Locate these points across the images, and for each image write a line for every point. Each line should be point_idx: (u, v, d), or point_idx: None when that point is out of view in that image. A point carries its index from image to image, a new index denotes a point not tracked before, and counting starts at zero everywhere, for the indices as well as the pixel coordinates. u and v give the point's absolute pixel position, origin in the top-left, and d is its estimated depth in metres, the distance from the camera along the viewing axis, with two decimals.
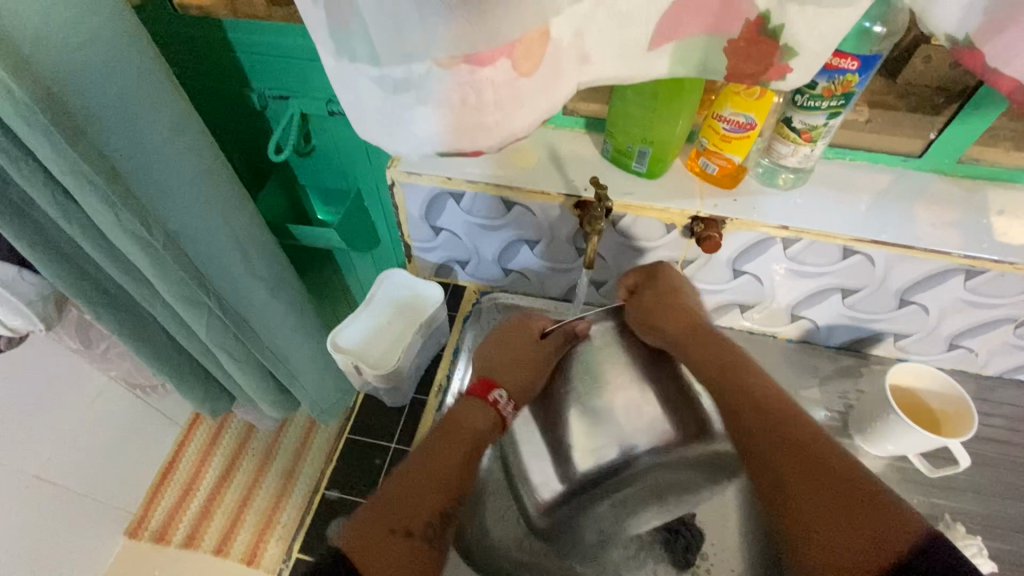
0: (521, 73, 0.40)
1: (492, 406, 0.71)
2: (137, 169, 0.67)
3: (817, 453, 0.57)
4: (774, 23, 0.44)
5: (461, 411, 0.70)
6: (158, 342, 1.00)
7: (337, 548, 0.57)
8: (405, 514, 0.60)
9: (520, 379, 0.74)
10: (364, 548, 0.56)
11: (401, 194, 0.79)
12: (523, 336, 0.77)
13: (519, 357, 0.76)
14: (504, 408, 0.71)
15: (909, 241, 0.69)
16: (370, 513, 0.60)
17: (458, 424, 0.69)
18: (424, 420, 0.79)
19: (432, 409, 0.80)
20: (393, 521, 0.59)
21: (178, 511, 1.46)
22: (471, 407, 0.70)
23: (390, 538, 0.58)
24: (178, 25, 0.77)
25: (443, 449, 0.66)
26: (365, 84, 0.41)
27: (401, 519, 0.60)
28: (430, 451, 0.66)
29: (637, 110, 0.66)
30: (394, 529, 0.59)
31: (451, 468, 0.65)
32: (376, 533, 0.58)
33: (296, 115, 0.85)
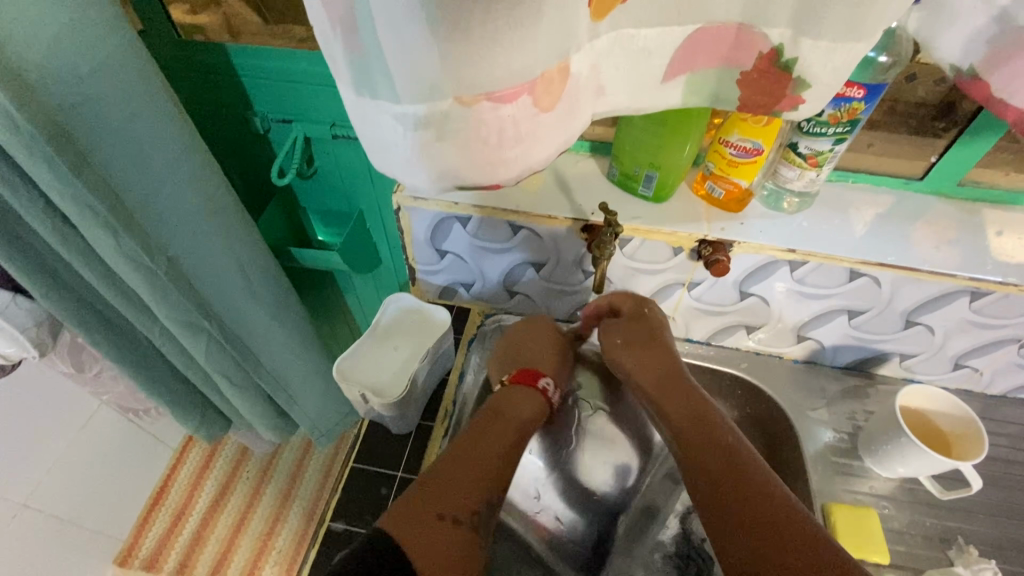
0: (541, 109, 0.40)
1: (538, 391, 0.75)
2: (141, 196, 0.66)
3: (751, 479, 0.62)
4: (787, 56, 0.44)
5: (506, 400, 0.74)
6: (155, 366, 0.98)
7: (383, 529, 0.58)
8: (454, 501, 0.62)
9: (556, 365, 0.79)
10: (414, 536, 0.58)
11: (406, 218, 0.79)
12: (547, 329, 0.81)
13: (552, 349, 0.80)
14: (549, 393, 0.76)
15: (914, 264, 0.69)
16: (417, 496, 0.61)
17: (503, 412, 0.72)
18: (434, 435, 0.79)
19: (439, 434, 0.79)
20: (444, 507, 0.61)
21: (169, 538, 1.42)
22: (514, 394, 0.74)
23: (440, 524, 0.59)
24: (182, 50, 0.77)
25: (490, 435, 0.68)
26: (384, 118, 0.40)
27: (450, 506, 0.61)
28: (476, 436, 0.68)
29: (644, 135, 0.66)
30: (442, 515, 0.60)
31: (496, 456, 0.67)
32: (426, 519, 0.59)
33: (300, 139, 0.84)
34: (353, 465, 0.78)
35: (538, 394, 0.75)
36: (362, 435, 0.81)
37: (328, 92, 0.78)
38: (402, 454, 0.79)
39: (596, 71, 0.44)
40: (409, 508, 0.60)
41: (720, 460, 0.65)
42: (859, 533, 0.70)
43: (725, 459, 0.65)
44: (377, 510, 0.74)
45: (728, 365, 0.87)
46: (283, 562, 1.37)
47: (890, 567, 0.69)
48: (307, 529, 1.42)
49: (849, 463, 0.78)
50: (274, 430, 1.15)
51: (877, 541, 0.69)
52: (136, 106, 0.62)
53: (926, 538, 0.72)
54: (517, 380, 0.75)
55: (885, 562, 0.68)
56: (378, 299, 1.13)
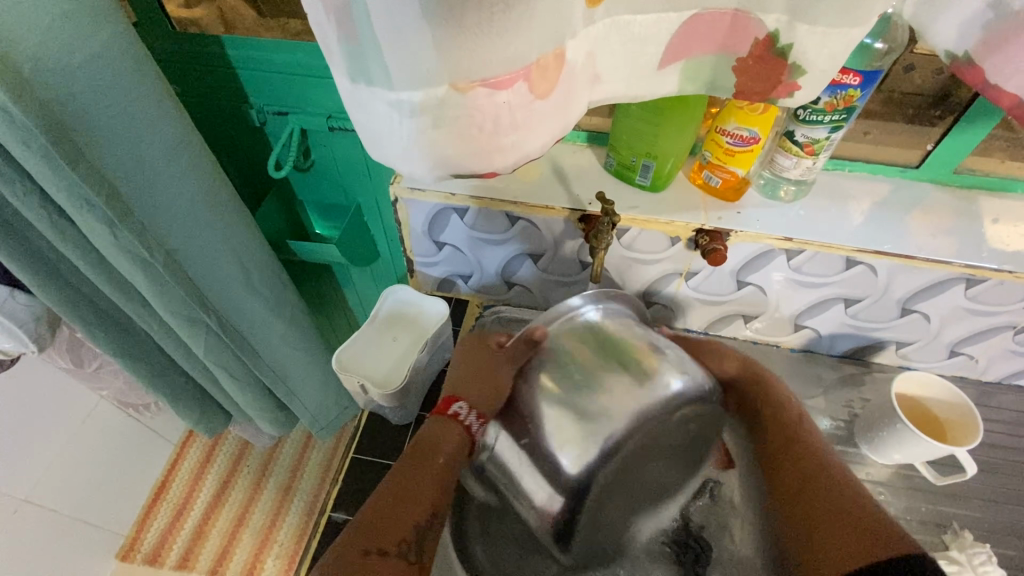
0: (537, 96, 0.40)
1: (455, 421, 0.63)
2: (138, 189, 0.66)
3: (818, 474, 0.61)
4: (783, 42, 0.44)
5: (429, 433, 0.64)
6: (154, 360, 0.98)
7: None
8: (382, 535, 0.56)
9: (479, 389, 0.64)
10: None
11: (404, 209, 0.79)
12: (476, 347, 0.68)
13: (486, 377, 0.65)
14: (469, 421, 0.63)
15: (910, 252, 0.69)
16: (346, 539, 0.56)
17: (427, 444, 0.62)
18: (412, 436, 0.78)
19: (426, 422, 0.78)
20: (370, 541, 0.55)
21: (171, 532, 1.43)
22: (437, 428, 0.64)
23: (367, 561, 0.54)
24: (177, 43, 0.77)
25: (414, 468, 0.60)
26: (380, 106, 0.40)
27: (381, 538, 0.55)
28: (400, 472, 0.60)
29: (641, 125, 0.66)
30: (369, 550, 0.54)
31: (425, 484, 0.59)
32: (353, 559, 0.54)
33: (296, 131, 0.84)
34: (352, 456, 0.78)
35: (455, 426, 0.63)
36: (360, 428, 0.81)
37: (324, 83, 0.78)
38: (400, 445, 0.79)
39: (592, 58, 0.44)
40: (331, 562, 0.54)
41: (780, 439, 0.66)
42: None
43: (784, 453, 0.65)
44: None
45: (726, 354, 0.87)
46: (285, 554, 1.38)
47: None
48: (307, 522, 1.42)
49: (846, 450, 0.78)
50: (274, 423, 1.15)
51: None
52: (131, 98, 0.61)
53: (922, 523, 0.72)
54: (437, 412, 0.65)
55: None
56: (376, 292, 1.13)
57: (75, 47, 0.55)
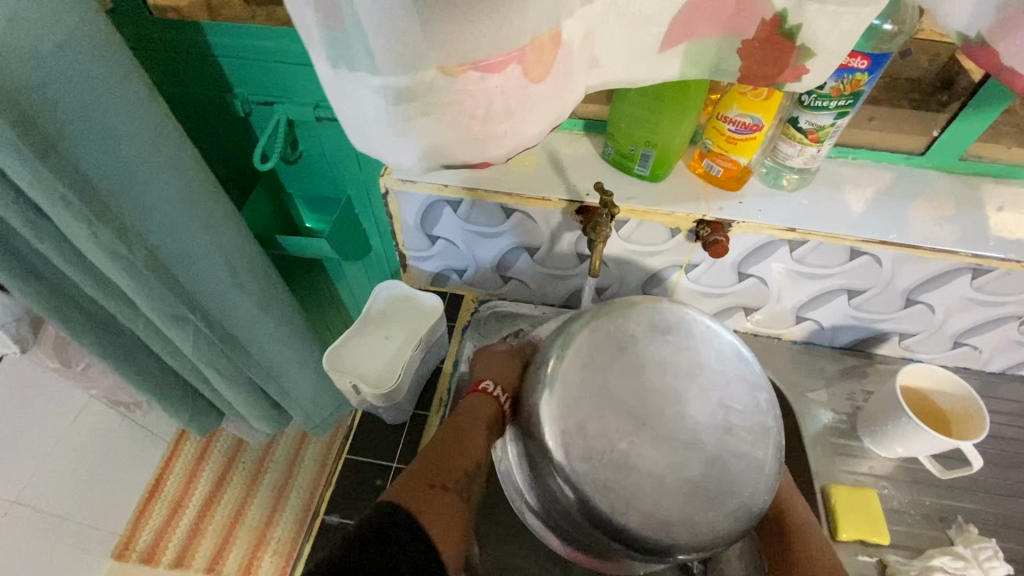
0: (532, 81, 0.37)
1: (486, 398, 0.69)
2: (116, 183, 0.63)
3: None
4: (790, 23, 0.42)
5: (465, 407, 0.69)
6: (142, 359, 0.96)
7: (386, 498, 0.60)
8: (443, 471, 0.64)
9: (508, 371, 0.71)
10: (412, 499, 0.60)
11: (395, 202, 0.76)
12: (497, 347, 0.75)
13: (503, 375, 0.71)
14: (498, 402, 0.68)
15: (916, 242, 0.68)
16: (412, 471, 0.64)
17: (468, 413, 0.68)
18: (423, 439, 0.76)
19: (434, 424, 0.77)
20: (433, 477, 0.63)
21: (167, 529, 1.41)
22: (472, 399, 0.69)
23: (430, 492, 0.62)
24: (155, 29, 0.73)
25: (462, 429, 0.66)
26: (364, 94, 0.38)
27: (439, 476, 0.63)
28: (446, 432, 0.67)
29: (640, 112, 0.64)
30: (433, 483, 0.62)
31: (472, 445, 0.65)
32: (422, 488, 0.62)
33: (282, 121, 0.81)
34: (345, 457, 0.76)
35: (490, 402, 0.68)
36: (354, 428, 0.79)
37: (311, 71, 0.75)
38: (395, 445, 0.77)
39: (590, 40, 0.42)
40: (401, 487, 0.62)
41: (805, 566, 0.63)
42: (859, 516, 0.69)
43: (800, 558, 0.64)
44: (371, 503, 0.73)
45: None
46: (282, 552, 1.35)
47: (890, 547, 0.69)
48: (304, 519, 1.39)
49: (849, 444, 0.77)
50: (266, 422, 1.13)
51: (875, 521, 0.69)
52: (104, 87, 0.58)
53: (926, 517, 0.71)
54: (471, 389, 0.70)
55: (886, 543, 0.68)
56: (368, 286, 1.10)
57: (44, 32, 0.52)
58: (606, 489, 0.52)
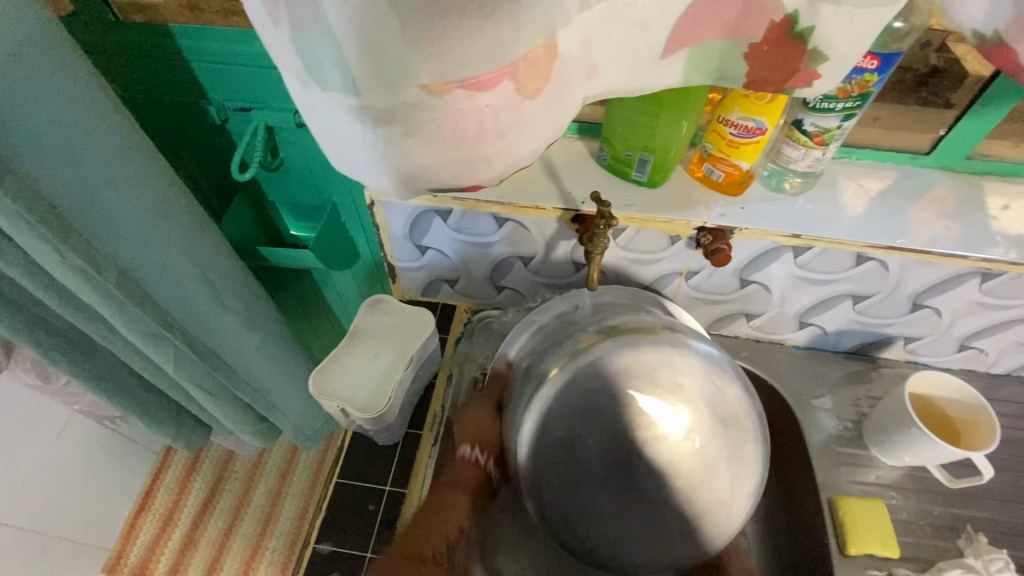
0: (525, 96, 0.34)
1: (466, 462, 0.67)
2: (80, 202, 0.59)
3: None
4: (802, 25, 0.39)
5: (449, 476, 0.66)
6: (122, 378, 0.92)
7: None
8: (426, 540, 0.61)
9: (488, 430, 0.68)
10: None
11: (382, 213, 0.73)
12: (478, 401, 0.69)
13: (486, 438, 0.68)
14: (482, 462, 0.67)
15: (925, 246, 0.65)
16: (394, 554, 0.59)
17: (446, 480, 0.66)
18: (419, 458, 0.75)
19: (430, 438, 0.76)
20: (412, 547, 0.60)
21: (158, 544, 1.30)
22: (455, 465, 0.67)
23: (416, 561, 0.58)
24: (121, 34, 0.69)
25: (439, 502, 0.63)
26: (341, 116, 0.34)
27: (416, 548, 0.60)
28: (429, 506, 0.63)
29: (637, 117, 0.61)
30: (415, 555, 0.59)
31: (455, 513, 0.63)
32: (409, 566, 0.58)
33: (260, 129, 0.77)
34: (337, 479, 0.74)
35: (468, 466, 0.66)
36: (344, 447, 0.77)
37: None
38: (388, 466, 0.75)
39: (586, 48, 0.38)
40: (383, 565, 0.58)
41: None
42: (868, 529, 0.68)
43: None
44: (364, 527, 0.71)
45: (726, 353, 0.83)
46: (278, 561, 1.25)
47: (899, 560, 0.68)
48: (302, 528, 1.29)
49: (854, 453, 0.75)
50: (256, 435, 1.10)
51: (888, 534, 0.68)
52: (61, 100, 0.54)
53: (935, 528, 0.70)
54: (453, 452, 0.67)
55: (894, 556, 0.67)
56: (357, 294, 1.07)
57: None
58: (568, 512, 0.67)
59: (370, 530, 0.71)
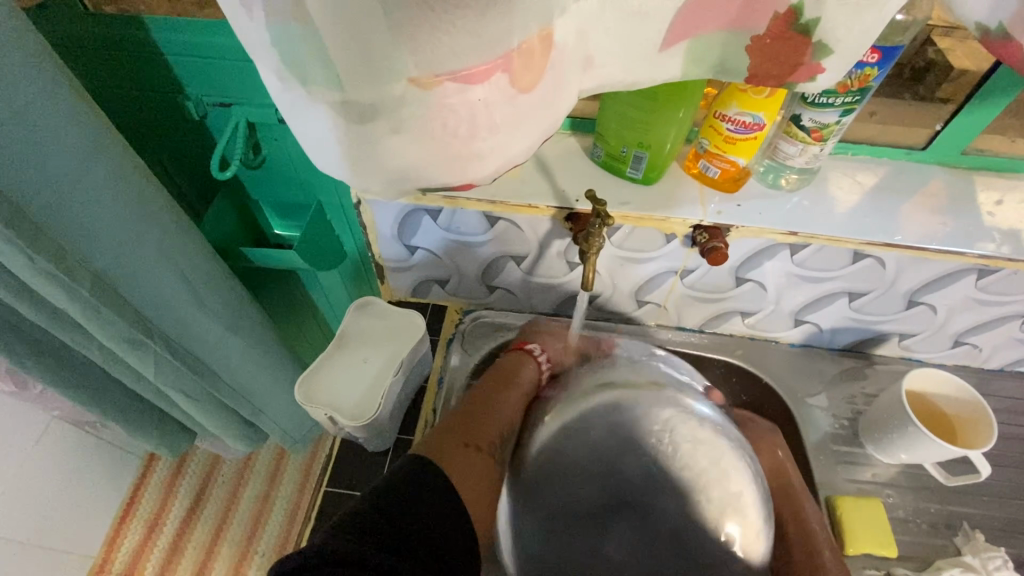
0: (520, 90, 0.32)
1: (529, 356, 0.75)
2: (50, 205, 0.56)
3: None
4: (807, 16, 0.37)
5: (512, 363, 0.75)
6: (100, 385, 0.88)
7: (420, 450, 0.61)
8: (481, 430, 0.66)
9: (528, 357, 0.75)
10: (447, 459, 0.61)
11: (369, 212, 0.70)
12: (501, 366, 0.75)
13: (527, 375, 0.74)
14: (540, 359, 0.75)
15: (923, 243, 0.64)
16: (448, 426, 0.66)
17: (509, 374, 0.73)
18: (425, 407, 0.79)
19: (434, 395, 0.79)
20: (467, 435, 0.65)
21: (144, 550, 1.26)
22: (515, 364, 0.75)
23: (467, 448, 0.63)
24: (89, 26, 0.65)
25: (501, 394, 0.70)
26: (323, 112, 0.32)
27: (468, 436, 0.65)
28: (485, 394, 0.70)
29: (632, 112, 0.59)
30: (468, 444, 0.64)
31: (509, 405, 0.70)
32: (460, 447, 0.63)
33: (241, 125, 0.74)
34: (327, 488, 0.72)
35: (531, 361, 0.75)
36: (334, 456, 0.76)
37: None
38: (379, 474, 0.73)
39: (583, 40, 0.36)
40: (433, 438, 0.64)
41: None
42: (866, 529, 0.68)
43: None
44: None
45: (721, 352, 0.82)
46: (268, 565, 1.22)
47: (897, 559, 0.68)
48: (290, 532, 1.26)
49: (851, 451, 0.75)
50: (243, 440, 1.08)
51: (885, 534, 0.68)
52: (26, 99, 0.50)
53: (932, 526, 0.70)
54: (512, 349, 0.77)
55: (892, 556, 0.67)
56: (345, 294, 1.04)
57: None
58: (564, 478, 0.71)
59: None
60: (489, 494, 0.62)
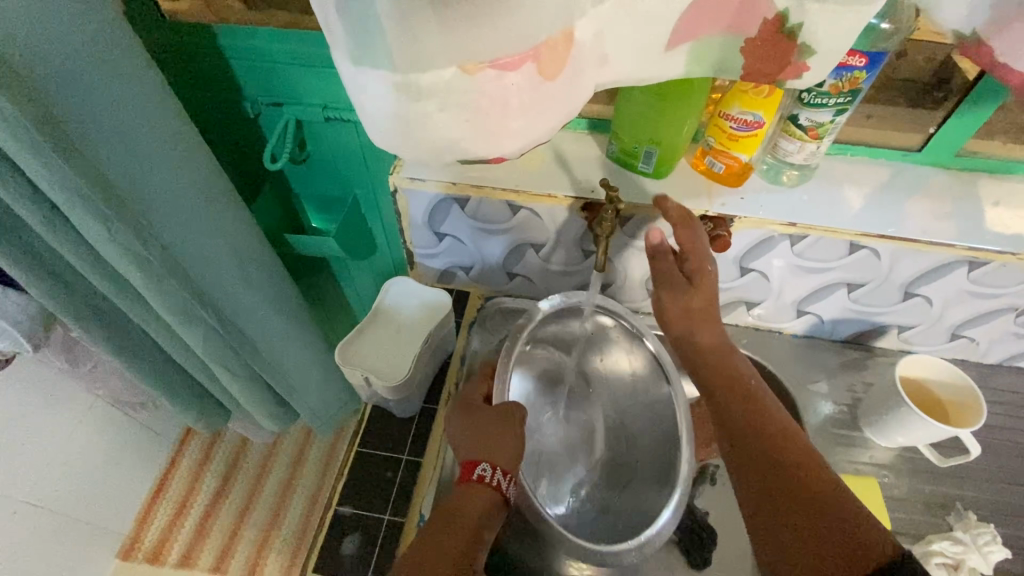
0: (546, 78, 0.39)
1: (480, 483, 0.63)
2: (128, 177, 0.64)
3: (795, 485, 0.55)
4: (792, 22, 0.44)
5: (458, 499, 0.63)
6: (150, 357, 0.96)
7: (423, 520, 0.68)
8: None
9: (503, 447, 0.65)
10: None
11: (404, 199, 0.77)
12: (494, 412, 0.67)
13: (504, 436, 0.66)
14: (494, 483, 0.63)
15: (915, 235, 0.69)
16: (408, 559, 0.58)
17: (458, 512, 0.61)
18: (423, 475, 0.75)
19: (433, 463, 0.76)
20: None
21: (173, 529, 1.35)
22: (463, 496, 0.63)
23: None
24: (169, 33, 0.75)
25: (446, 535, 0.59)
26: (386, 89, 0.39)
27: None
28: (434, 538, 0.59)
29: (644, 110, 0.65)
30: None
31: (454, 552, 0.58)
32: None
33: (291, 123, 0.83)
34: (357, 450, 0.79)
35: (485, 489, 0.63)
36: (365, 421, 0.82)
37: (316, 73, 0.77)
38: (406, 437, 0.79)
39: (600, 41, 0.43)
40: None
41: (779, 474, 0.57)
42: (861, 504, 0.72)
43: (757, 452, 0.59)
44: (382, 494, 0.75)
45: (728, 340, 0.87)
46: (288, 552, 1.30)
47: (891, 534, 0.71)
48: (311, 516, 1.33)
49: (849, 434, 0.79)
50: (276, 422, 1.16)
51: (878, 509, 0.72)
52: (107, 75, 0.58)
53: (926, 505, 0.74)
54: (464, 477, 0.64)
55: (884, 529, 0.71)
56: (373, 284, 1.12)
57: (45, 25, 0.51)
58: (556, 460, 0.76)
59: (389, 495, 0.75)
60: None
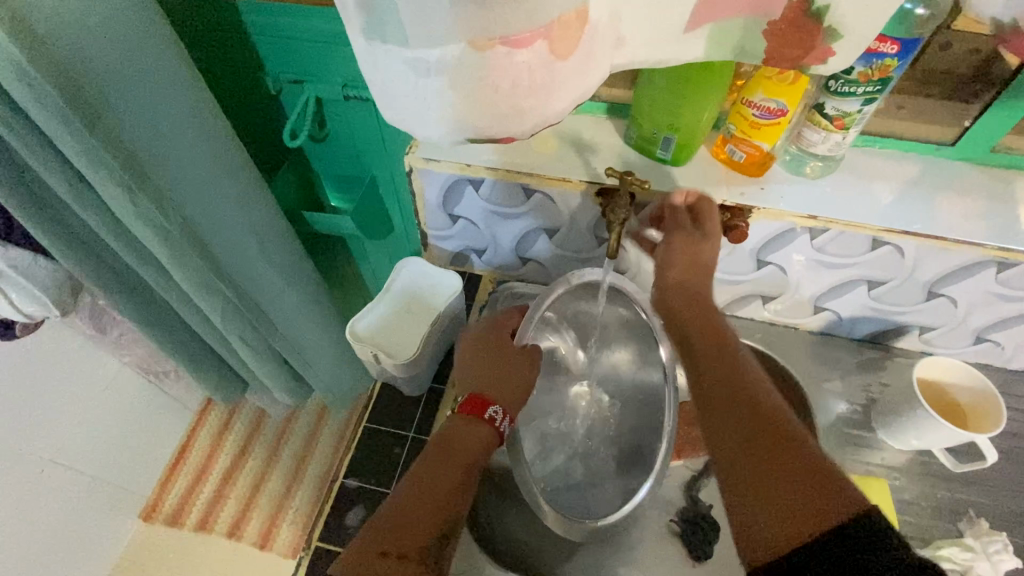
0: (558, 56, 0.38)
1: (487, 422, 0.64)
2: (151, 146, 0.65)
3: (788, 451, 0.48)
4: (819, 3, 0.42)
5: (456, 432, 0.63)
6: (171, 327, 0.99)
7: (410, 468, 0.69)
8: (411, 521, 0.55)
9: (510, 392, 0.67)
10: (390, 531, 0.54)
11: (418, 179, 0.77)
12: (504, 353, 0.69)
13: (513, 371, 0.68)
14: (500, 425, 0.65)
15: (941, 233, 0.67)
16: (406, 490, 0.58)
17: (457, 446, 0.62)
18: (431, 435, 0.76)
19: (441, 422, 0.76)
20: (388, 545, 0.53)
21: (191, 495, 1.40)
22: (465, 428, 0.64)
23: (384, 562, 0.52)
24: (194, 10, 0.76)
25: (443, 467, 0.60)
26: (397, 65, 0.39)
27: (397, 542, 0.54)
28: (430, 469, 0.60)
29: (663, 95, 0.64)
30: (386, 551, 0.53)
31: (450, 484, 0.59)
32: (406, 527, 0.55)
33: (311, 100, 0.83)
34: (365, 425, 0.80)
35: (487, 427, 0.64)
36: (374, 396, 0.83)
37: (335, 50, 0.77)
38: (414, 415, 0.81)
39: (614, 20, 0.42)
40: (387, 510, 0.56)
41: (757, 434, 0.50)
42: None
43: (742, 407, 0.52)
44: (388, 470, 0.77)
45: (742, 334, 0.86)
46: (300, 522, 1.33)
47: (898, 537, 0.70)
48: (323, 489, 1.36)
49: (862, 435, 0.77)
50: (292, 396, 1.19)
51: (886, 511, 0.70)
52: (134, 46, 0.60)
53: (937, 509, 0.72)
54: (466, 411, 0.65)
55: None
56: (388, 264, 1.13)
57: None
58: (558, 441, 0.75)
59: (394, 470, 0.76)
60: (418, 543, 0.54)
